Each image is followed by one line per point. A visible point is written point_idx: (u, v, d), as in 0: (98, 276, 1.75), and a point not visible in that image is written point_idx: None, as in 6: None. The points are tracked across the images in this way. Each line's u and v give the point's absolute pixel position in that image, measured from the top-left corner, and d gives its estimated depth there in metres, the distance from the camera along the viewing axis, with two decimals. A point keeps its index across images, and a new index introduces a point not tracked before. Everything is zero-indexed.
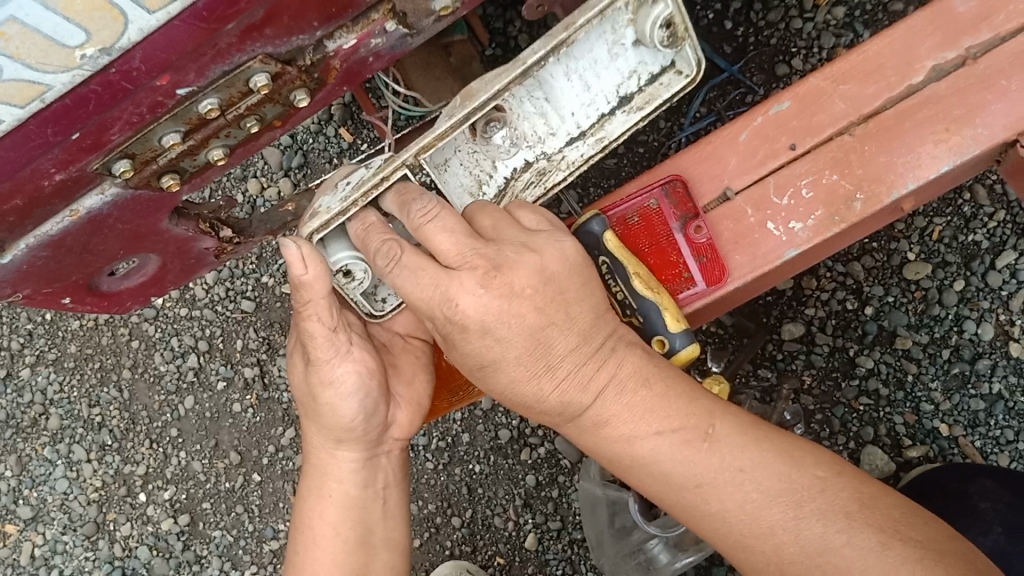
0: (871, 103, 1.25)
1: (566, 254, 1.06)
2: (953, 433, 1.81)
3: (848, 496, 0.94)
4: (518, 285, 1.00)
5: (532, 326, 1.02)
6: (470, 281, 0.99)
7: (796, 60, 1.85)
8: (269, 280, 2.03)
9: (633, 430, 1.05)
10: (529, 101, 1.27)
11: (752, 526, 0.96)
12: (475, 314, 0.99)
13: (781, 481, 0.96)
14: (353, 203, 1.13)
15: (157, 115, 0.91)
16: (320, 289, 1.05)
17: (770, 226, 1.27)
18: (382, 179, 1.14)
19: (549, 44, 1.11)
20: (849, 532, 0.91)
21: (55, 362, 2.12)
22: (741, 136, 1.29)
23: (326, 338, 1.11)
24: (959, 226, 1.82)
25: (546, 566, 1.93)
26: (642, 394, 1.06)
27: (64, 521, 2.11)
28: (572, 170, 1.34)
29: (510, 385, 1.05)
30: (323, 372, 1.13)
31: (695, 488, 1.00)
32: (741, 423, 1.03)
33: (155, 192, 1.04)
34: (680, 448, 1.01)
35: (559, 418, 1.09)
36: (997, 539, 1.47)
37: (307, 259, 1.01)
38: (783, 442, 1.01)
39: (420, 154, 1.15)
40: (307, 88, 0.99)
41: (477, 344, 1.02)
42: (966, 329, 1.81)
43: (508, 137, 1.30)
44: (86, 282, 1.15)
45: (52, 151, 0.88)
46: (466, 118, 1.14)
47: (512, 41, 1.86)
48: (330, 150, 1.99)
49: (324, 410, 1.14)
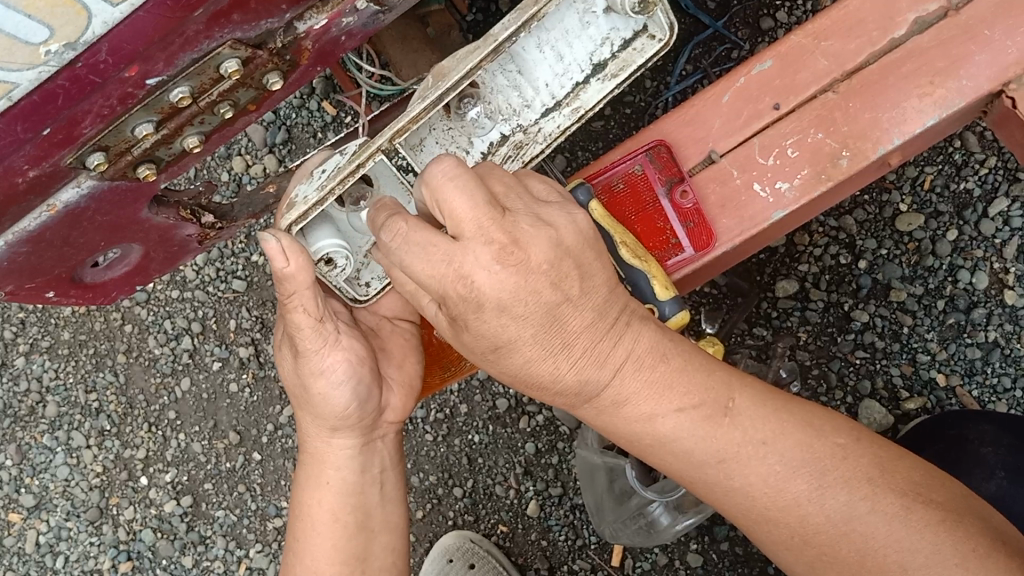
0: (854, 59, 1.24)
1: (577, 222, 1.00)
2: (950, 383, 1.82)
3: (870, 462, 0.96)
4: (535, 259, 0.93)
5: (549, 303, 0.95)
6: (486, 256, 0.91)
7: (781, 13, 1.83)
8: (259, 258, 2.03)
9: (654, 408, 1.01)
10: (501, 74, 1.26)
11: (776, 499, 0.96)
12: (491, 292, 0.91)
13: (803, 452, 0.97)
14: (330, 192, 1.12)
15: (128, 106, 0.90)
16: (303, 280, 1.04)
17: (756, 187, 1.25)
18: (358, 165, 1.13)
19: (519, 20, 1.09)
20: (873, 499, 0.93)
21: (49, 349, 2.11)
22: (724, 98, 1.26)
23: (314, 329, 1.10)
24: (951, 173, 1.81)
25: (549, 532, 1.95)
26: (661, 369, 1.02)
27: (67, 508, 2.12)
28: (550, 142, 1.32)
29: (524, 365, 0.98)
30: (313, 363, 1.12)
31: (718, 464, 0.99)
32: (757, 394, 1.02)
33: (132, 182, 1.02)
34: (700, 425, 1.00)
35: (574, 399, 1.03)
36: (1000, 485, 1.43)
37: (287, 251, 1.01)
38: (800, 412, 1.01)
39: (395, 138, 1.13)
40: (280, 70, 0.98)
41: (492, 324, 0.94)
42: (961, 279, 1.81)
43: (483, 112, 1.29)
44: (69, 275, 1.14)
45: (25, 148, 0.87)
46: (438, 99, 1.12)
47: (493, 6, 1.83)
48: (313, 124, 1.97)
49: (316, 401, 1.14)
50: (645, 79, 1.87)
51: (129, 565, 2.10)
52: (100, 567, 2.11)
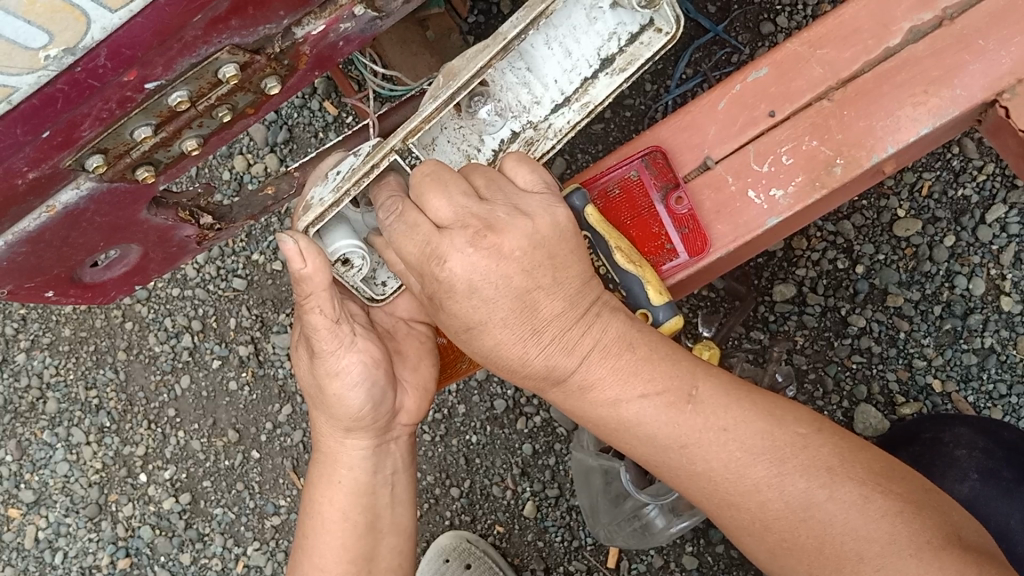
0: (848, 67, 1.24)
1: (558, 221, 1.03)
2: (946, 389, 1.82)
3: (831, 451, 0.95)
4: (507, 247, 0.98)
5: (519, 289, 0.99)
6: (460, 240, 0.97)
7: (782, 17, 1.84)
8: (259, 258, 2.04)
9: (618, 394, 1.02)
10: (511, 71, 1.27)
11: (739, 485, 0.96)
12: (463, 273, 0.97)
13: (764, 438, 0.96)
14: (346, 194, 1.13)
15: (127, 110, 0.90)
16: (320, 281, 1.05)
17: (751, 195, 1.26)
18: (373, 166, 1.13)
19: (527, 17, 1.12)
20: (831, 486, 0.92)
21: (50, 346, 2.12)
22: (719, 105, 1.27)
23: (330, 330, 1.12)
24: (949, 180, 1.82)
25: (545, 533, 1.95)
26: (626, 357, 1.03)
27: (66, 503, 2.13)
28: (561, 138, 1.32)
29: (494, 348, 1.02)
30: (330, 364, 1.13)
31: (680, 449, 0.99)
32: (723, 384, 1.02)
33: (131, 183, 1.03)
34: (665, 411, 1.00)
35: (544, 382, 1.06)
36: (973, 487, 1.35)
37: (305, 253, 1.01)
38: (763, 401, 1.00)
39: (409, 138, 1.14)
40: (278, 75, 0.99)
41: (465, 305, 0.99)
42: (958, 285, 1.82)
43: (494, 112, 1.28)
44: (69, 274, 1.15)
45: (24, 151, 0.88)
46: (451, 98, 1.13)
47: (494, 8, 1.84)
48: (315, 124, 1.98)
49: (332, 401, 1.15)
50: (644, 82, 1.88)
51: (128, 562, 2.11)
52: (98, 563, 2.12)
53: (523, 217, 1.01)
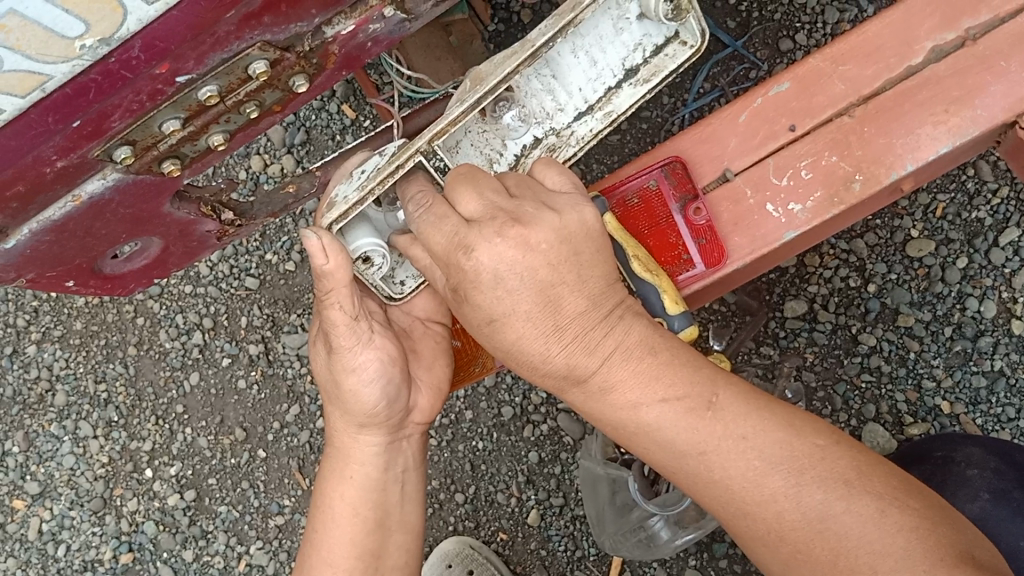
0: (871, 84, 1.25)
1: (587, 220, 1.06)
2: (955, 410, 1.82)
3: (848, 464, 0.95)
4: (534, 240, 1.01)
5: (542, 281, 1.01)
6: (489, 231, 1.00)
7: (801, 35, 1.86)
8: (273, 257, 2.05)
9: (639, 397, 1.03)
10: (536, 78, 1.28)
11: (755, 493, 0.96)
12: (489, 263, 0.99)
13: (782, 449, 0.96)
14: (370, 192, 1.14)
15: (157, 102, 0.91)
16: (341, 278, 1.06)
17: (769, 208, 1.26)
18: (398, 166, 1.14)
19: (557, 25, 1.12)
20: (849, 499, 0.92)
21: (61, 339, 2.13)
22: (741, 117, 1.28)
23: (348, 326, 1.13)
24: (963, 202, 1.83)
25: (548, 542, 1.95)
26: (648, 362, 1.04)
27: (71, 496, 2.13)
28: (582, 146, 1.33)
29: (514, 342, 1.04)
30: (346, 360, 1.14)
31: (699, 456, 0.99)
32: (741, 390, 1.02)
33: (156, 176, 1.04)
34: (684, 416, 1.00)
35: (564, 381, 1.07)
36: (984, 506, 1.33)
37: (327, 249, 1.02)
38: (782, 412, 1.01)
39: (435, 140, 1.15)
40: (306, 73, 1.00)
41: (488, 295, 1.01)
42: (969, 306, 1.82)
43: (518, 116, 1.31)
44: (90, 265, 1.16)
45: (54, 140, 0.89)
46: (478, 102, 1.14)
47: (515, 16, 1.85)
48: (332, 126, 2.00)
49: (347, 397, 1.16)
50: (662, 95, 1.89)
51: (130, 557, 2.11)
52: (100, 557, 2.12)
53: (551, 213, 1.04)
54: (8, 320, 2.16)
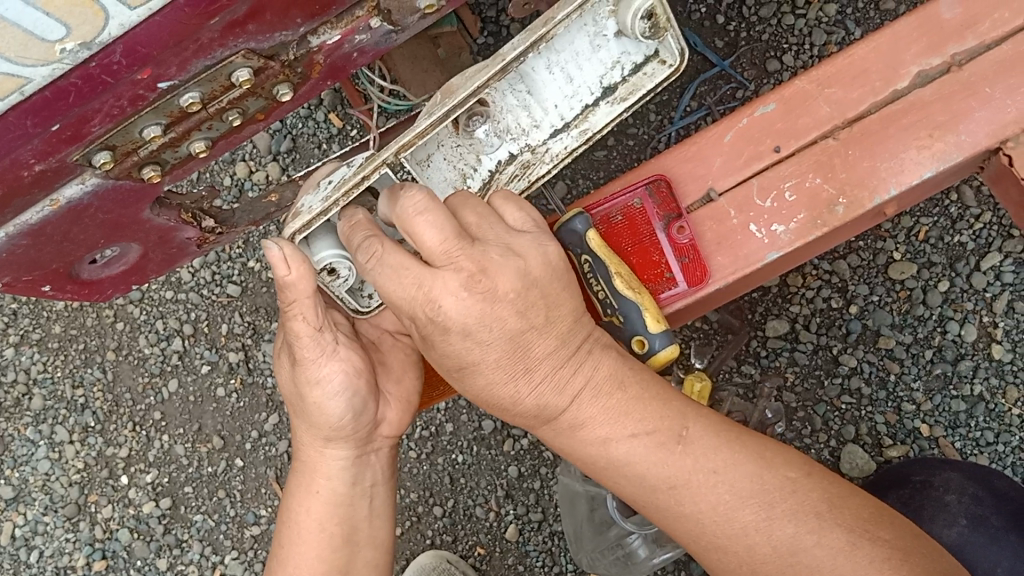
0: (856, 107, 1.25)
1: (549, 259, 1.02)
2: (933, 433, 1.83)
3: (819, 497, 0.95)
4: (501, 288, 0.97)
5: (513, 331, 0.99)
6: (454, 283, 0.95)
7: (788, 56, 1.87)
8: (255, 265, 2.04)
9: (609, 432, 1.03)
10: (511, 94, 1.26)
11: (727, 527, 0.96)
12: (457, 316, 0.95)
13: (753, 483, 0.96)
14: (335, 203, 1.12)
15: (138, 107, 0.91)
16: (303, 288, 1.06)
17: (753, 228, 1.26)
18: (363, 178, 1.12)
19: (527, 40, 1.11)
20: (819, 533, 0.92)
21: (39, 342, 2.11)
22: (726, 137, 1.28)
23: (312, 337, 1.11)
24: (946, 226, 1.83)
25: (526, 558, 1.95)
26: (617, 398, 1.04)
27: (45, 502, 2.11)
28: (556, 163, 1.33)
29: (485, 386, 1.02)
30: (310, 372, 1.13)
31: (669, 490, 0.99)
32: (711, 424, 1.03)
33: (136, 182, 1.03)
34: (653, 450, 1.00)
35: (534, 420, 1.06)
36: (962, 532, 1.31)
37: (289, 259, 1.02)
38: (753, 445, 1.00)
39: (400, 152, 1.14)
40: (290, 82, 0.99)
41: (457, 345, 0.98)
42: (949, 330, 1.83)
43: (491, 132, 1.29)
44: (67, 270, 1.15)
45: (32, 143, 0.88)
46: (446, 115, 1.13)
47: (504, 30, 1.86)
48: (319, 135, 1.99)
49: (311, 410, 1.15)
50: (649, 112, 1.89)
51: (103, 564, 2.09)
52: (73, 564, 2.10)
53: (515, 256, 0.99)
54: None
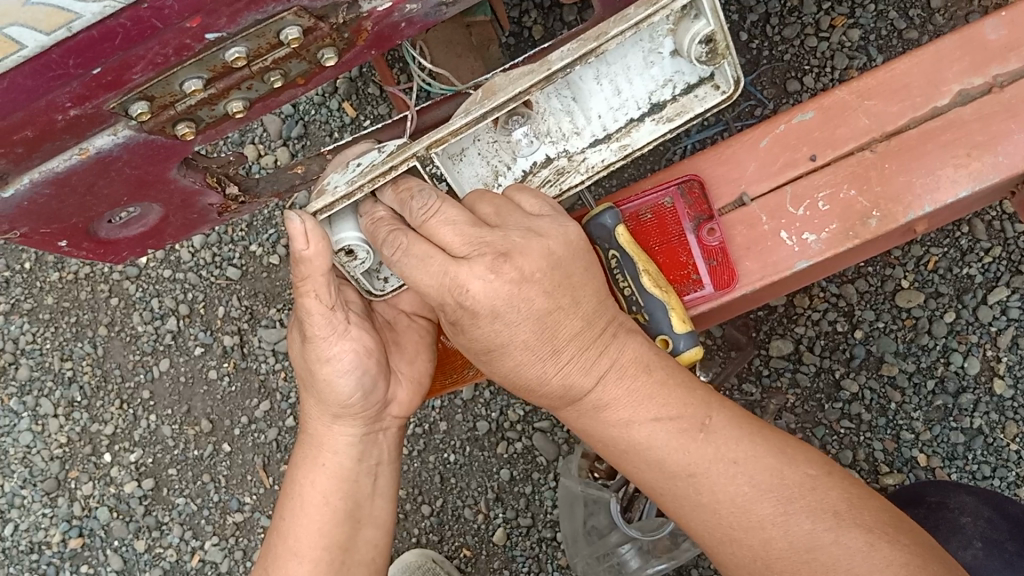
0: (895, 122, 1.24)
1: (571, 240, 1.01)
2: (930, 464, 1.81)
3: (838, 496, 0.91)
4: (528, 270, 0.95)
5: (540, 312, 0.96)
6: (480, 267, 0.93)
7: (809, 77, 1.86)
8: (257, 249, 2.01)
9: (632, 414, 1.00)
10: (556, 97, 1.25)
11: (742, 519, 0.93)
12: (485, 299, 0.93)
13: (772, 476, 0.93)
14: (358, 189, 1.09)
15: (182, 58, 0.88)
16: (319, 266, 1.03)
17: (784, 236, 1.25)
18: (391, 167, 1.10)
19: (577, 52, 1.07)
20: (837, 531, 0.88)
21: (30, 312, 2.08)
22: (762, 143, 1.26)
23: (325, 315, 1.09)
24: (955, 258, 1.83)
25: (512, 562, 1.92)
26: (643, 379, 1.02)
27: (24, 475, 2.07)
28: (590, 175, 1.30)
29: (514, 368, 1.00)
30: (321, 350, 1.10)
31: (688, 477, 0.96)
32: (735, 416, 0.99)
33: (168, 138, 1.01)
34: (674, 436, 0.98)
35: (559, 401, 1.04)
36: (976, 555, 1.29)
37: (309, 234, 0.99)
38: (772, 437, 0.97)
39: (432, 147, 1.11)
40: (336, 47, 0.97)
41: (486, 329, 0.96)
42: (953, 361, 1.82)
43: (529, 133, 1.27)
44: (85, 226, 1.12)
45: (71, 85, 0.86)
46: (483, 117, 1.10)
47: (525, 32, 1.86)
48: (331, 123, 1.97)
49: (320, 386, 1.12)
50: None
51: (80, 542, 2.05)
52: (49, 539, 2.05)
53: (537, 238, 0.98)
54: None
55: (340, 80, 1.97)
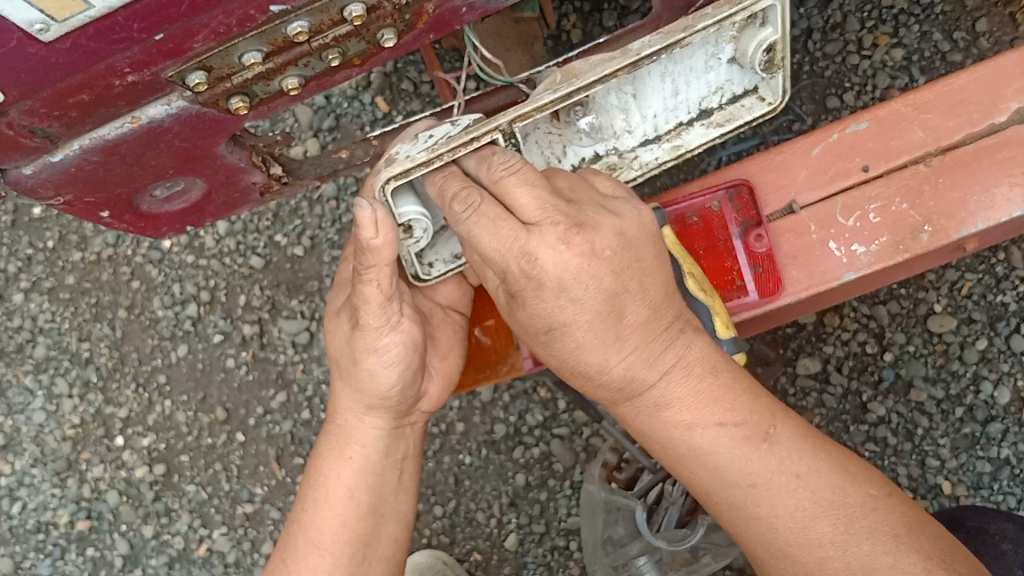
0: (950, 136, 1.22)
1: (645, 221, 0.98)
2: (955, 493, 1.78)
3: (900, 519, 0.89)
4: (599, 246, 0.92)
5: (609, 291, 0.92)
6: (552, 236, 0.90)
7: (849, 94, 1.83)
8: (282, 239, 1.99)
9: (695, 417, 0.96)
10: (615, 94, 1.18)
11: (799, 536, 0.91)
12: (554, 269, 0.90)
13: (835, 493, 0.91)
14: (438, 157, 1.01)
15: (245, 29, 0.87)
16: (387, 255, 0.98)
17: (832, 246, 1.22)
18: (472, 139, 1.02)
19: (666, 41, 1.02)
20: (898, 555, 0.87)
21: (50, 291, 2.07)
22: (814, 150, 1.25)
23: (381, 305, 1.04)
24: (990, 285, 1.80)
25: (523, 569, 1.88)
26: (708, 381, 0.98)
27: (35, 454, 2.05)
28: (644, 172, 1.28)
29: (573, 352, 0.95)
30: (370, 340, 1.07)
31: (748, 488, 0.93)
32: (797, 427, 0.97)
33: (220, 112, 0.99)
34: (738, 444, 0.94)
35: (616, 395, 1.00)
36: None
37: (379, 224, 0.94)
38: (835, 454, 0.95)
39: (516, 121, 1.03)
40: (396, 28, 0.95)
41: (550, 304, 0.92)
42: (983, 390, 1.79)
43: (589, 125, 1.22)
44: (129, 197, 1.10)
45: (132, 50, 0.84)
46: (569, 95, 1.04)
47: (564, 35, 1.85)
48: (362, 117, 1.96)
49: (362, 374, 1.09)
50: None
51: (87, 525, 2.02)
52: (56, 520, 2.03)
53: (612, 215, 0.96)
54: None
55: (374, 74, 1.96)
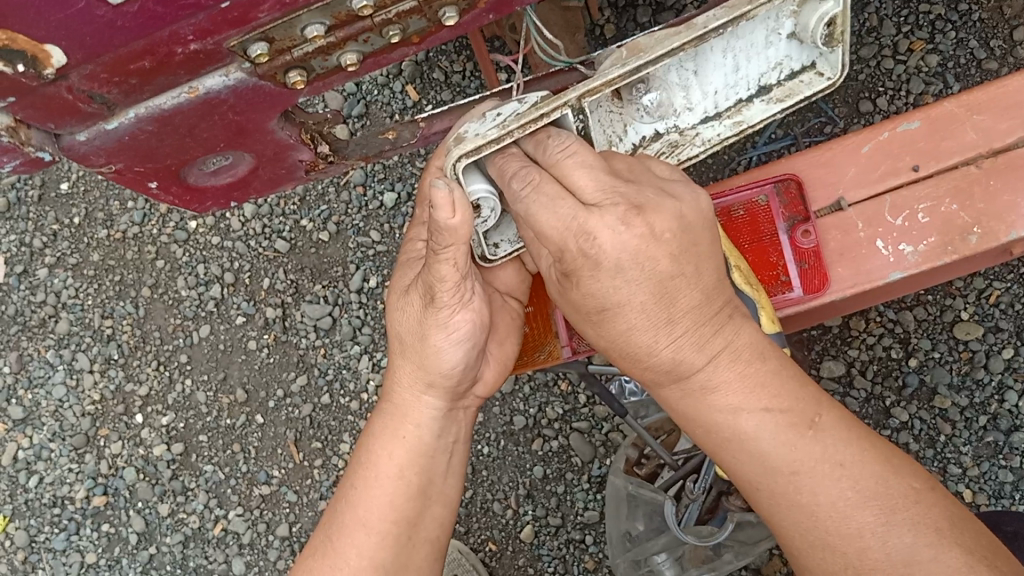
0: (1002, 138, 1.24)
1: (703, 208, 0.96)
2: (975, 500, 1.77)
3: (942, 513, 0.89)
4: (659, 228, 0.91)
5: (663, 275, 0.91)
6: (611, 217, 0.89)
7: (882, 99, 1.82)
8: (308, 224, 2.00)
9: (741, 402, 0.94)
10: (677, 70, 1.18)
11: (840, 526, 0.89)
12: (612, 251, 0.89)
13: (880, 484, 0.90)
14: (509, 133, 0.99)
15: (309, 1, 0.87)
16: (460, 235, 0.94)
17: (879, 244, 1.25)
18: (543, 114, 0.99)
19: (730, 14, 1.02)
20: (939, 548, 0.86)
21: (75, 267, 2.08)
22: (863, 148, 1.27)
23: (455, 284, 1.03)
24: (1019, 293, 1.79)
25: (538, 561, 1.88)
26: (756, 366, 0.96)
27: (54, 428, 2.06)
28: (706, 149, 1.26)
29: (625, 332, 0.94)
30: (441, 316, 1.07)
31: (790, 475, 0.92)
32: (843, 417, 0.96)
33: (278, 86, 0.99)
34: (784, 430, 0.93)
35: (664, 377, 0.98)
36: None
37: (455, 204, 0.90)
38: (877, 444, 0.94)
39: (585, 97, 1.01)
40: (458, 6, 0.95)
41: (604, 284, 0.91)
42: (1007, 400, 1.78)
43: (654, 101, 1.22)
44: (178, 169, 1.10)
45: (197, 17, 0.84)
46: (637, 70, 1.02)
47: (597, 29, 1.85)
48: (393, 105, 1.95)
49: (428, 354, 1.10)
50: None
51: (103, 501, 2.03)
52: (72, 495, 2.04)
53: (672, 201, 0.94)
54: (25, 239, 2.10)
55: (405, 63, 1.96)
